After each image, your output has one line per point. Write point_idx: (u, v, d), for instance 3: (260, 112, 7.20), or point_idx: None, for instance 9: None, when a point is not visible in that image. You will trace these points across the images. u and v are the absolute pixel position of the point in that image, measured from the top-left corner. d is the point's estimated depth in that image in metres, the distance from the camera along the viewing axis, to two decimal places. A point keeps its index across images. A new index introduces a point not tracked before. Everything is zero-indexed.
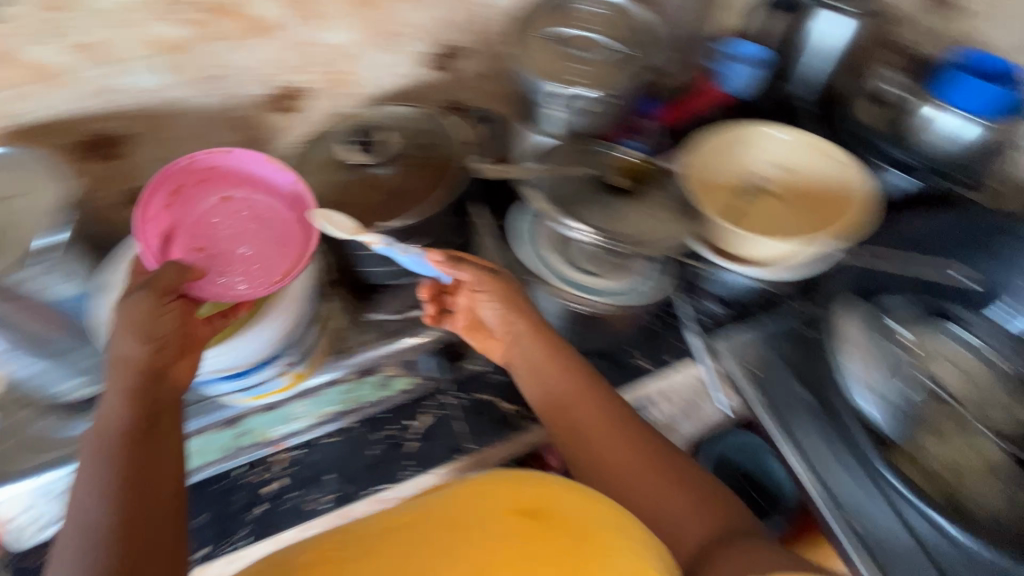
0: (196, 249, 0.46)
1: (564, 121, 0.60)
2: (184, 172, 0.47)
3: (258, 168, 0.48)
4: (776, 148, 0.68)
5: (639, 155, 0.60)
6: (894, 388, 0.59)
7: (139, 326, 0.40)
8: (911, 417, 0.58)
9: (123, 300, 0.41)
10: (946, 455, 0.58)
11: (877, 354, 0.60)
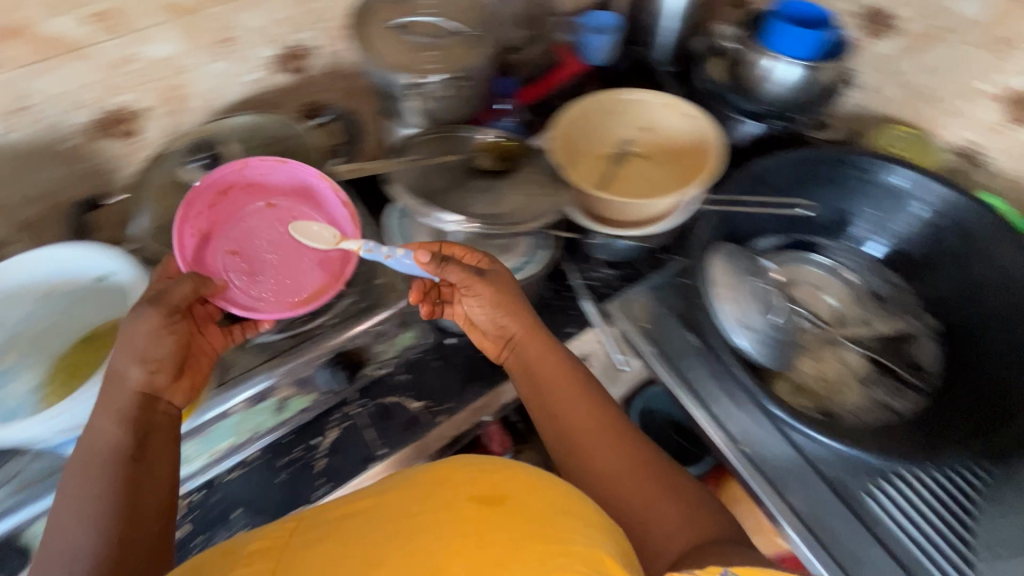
0: (226, 246, 0.52)
1: (423, 111, 0.60)
2: (238, 175, 0.53)
3: (275, 169, 0.54)
4: (646, 116, 0.70)
5: (504, 135, 0.60)
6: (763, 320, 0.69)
7: (138, 348, 0.41)
8: (794, 344, 0.70)
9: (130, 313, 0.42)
10: (821, 370, 0.70)
11: (742, 290, 0.69)
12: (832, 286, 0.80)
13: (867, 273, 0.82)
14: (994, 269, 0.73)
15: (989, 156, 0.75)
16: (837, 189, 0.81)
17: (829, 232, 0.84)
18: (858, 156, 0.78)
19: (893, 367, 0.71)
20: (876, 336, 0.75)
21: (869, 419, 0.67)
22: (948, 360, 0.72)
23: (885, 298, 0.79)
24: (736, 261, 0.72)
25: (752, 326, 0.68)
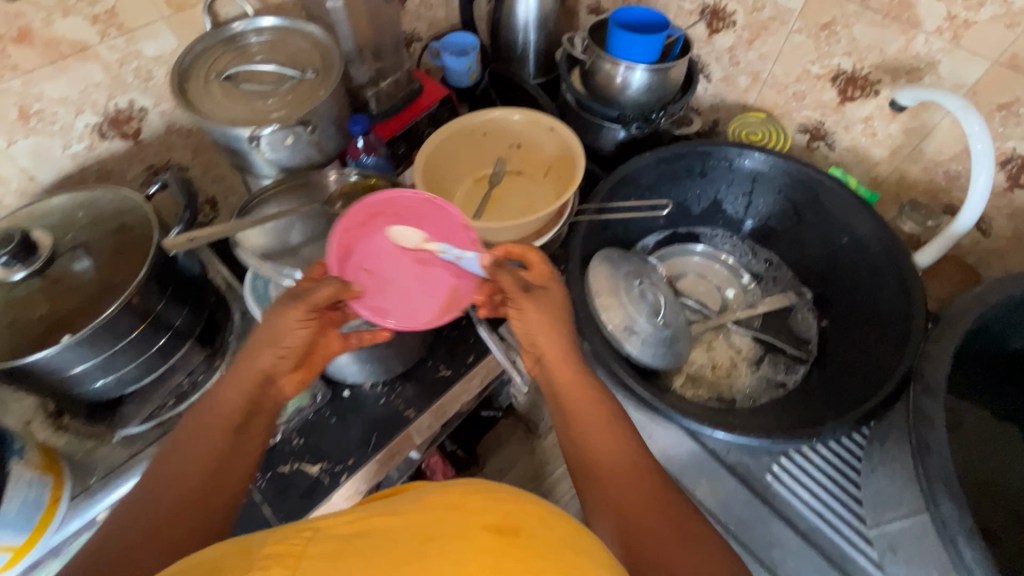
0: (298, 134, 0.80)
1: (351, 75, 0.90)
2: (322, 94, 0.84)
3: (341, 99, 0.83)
4: (522, 117, 0.91)
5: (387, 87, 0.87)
6: (632, 288, 0.82)
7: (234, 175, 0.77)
8: (688, 338, 0.85)
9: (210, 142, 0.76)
10: (712, 358, 0.86)
11: (611, 289, 0.80)
12: (715, 270, 0.98)
13: (740, 255, 0.99)
14: (867, 259, 0.83)
15: (830, 131, 0.93)
16: (709, 179, 0.95)
17: (706, 220, 1.01)
18: (719, 148, 0.90)
19: (773, 342, 0.87)
20: (758, 317, 0.91)
21: (755, 393, 0.82)
22: (823, 331, 0.88)
23: (764, 276, 0.97)
24: (617, 265, 0.84)
25: (634, 331, 0.79)
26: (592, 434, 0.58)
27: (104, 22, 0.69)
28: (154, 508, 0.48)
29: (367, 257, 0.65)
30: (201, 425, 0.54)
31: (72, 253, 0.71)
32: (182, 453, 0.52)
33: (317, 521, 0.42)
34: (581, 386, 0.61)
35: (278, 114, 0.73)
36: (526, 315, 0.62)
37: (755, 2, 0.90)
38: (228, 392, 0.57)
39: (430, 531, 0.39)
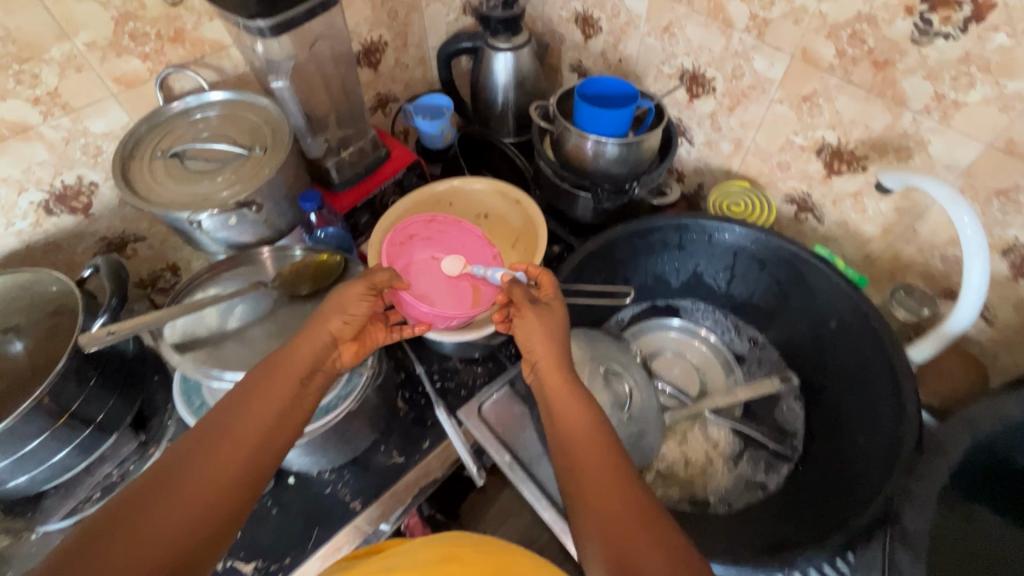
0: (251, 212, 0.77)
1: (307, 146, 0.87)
2: None
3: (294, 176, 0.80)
4: (483, 189, 0.89)
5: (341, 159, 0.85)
6: (597, 376, 0.77)
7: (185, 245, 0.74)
8: (659, 429, 0.78)
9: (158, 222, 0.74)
10: (685, 453, 0.79)
11: None
12: (694, 347, 0.92)
13: (723, 333, 0.93)
14: (858, 344, 0.75)
15: (818, 204, 0.87)
16: (687, 253, 0.89)
17: (687, 292, 0.94)
18: (697, 221, 0.84)
19: (751, 434, 0.79)
20: (739, 406, 0.84)
21: (731, 496, 0.75)
22: (810, 426, 0.80)
23: (748, 357, 0.90)
24: (586, 348, 0.80)
25: None
26: (576, 432, 0.56)
27: (47, 103, 0.68)
28: (217, 431, 0.52)
29: (414, 268, 0.77)
30: (272, 370, 0.57)
31: (4, 336, 0.69)
32: (251, 389, 0.56)
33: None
34: (570, 392, 0.60)
35: (222, 193, 0.70)
36: (529, 325, 0.64)
37: (734, 70, 0.86)
38: (300, 346, 0.59)
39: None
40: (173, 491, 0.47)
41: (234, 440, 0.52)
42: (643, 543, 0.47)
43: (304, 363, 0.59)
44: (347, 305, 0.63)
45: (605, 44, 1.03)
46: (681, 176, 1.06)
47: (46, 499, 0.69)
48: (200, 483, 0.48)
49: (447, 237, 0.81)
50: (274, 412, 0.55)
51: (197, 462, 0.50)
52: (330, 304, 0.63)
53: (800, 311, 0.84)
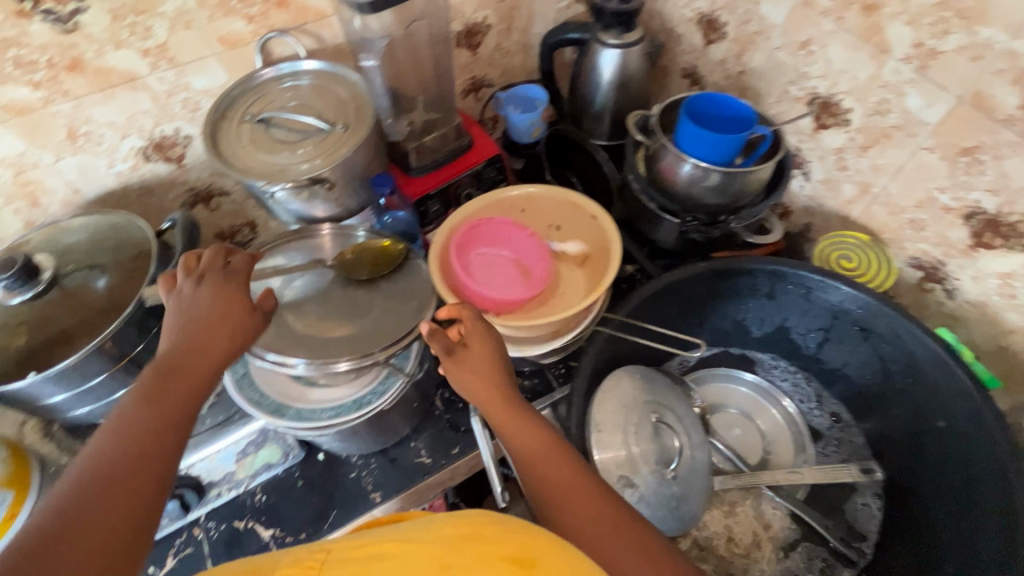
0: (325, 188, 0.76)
1: (389, 128, 0.85)
2: None
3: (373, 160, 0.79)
4: (562, 200, 0.84)
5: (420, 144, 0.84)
6: (649, 425, 0.70)
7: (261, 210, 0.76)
8: (705, 495, 0.70)
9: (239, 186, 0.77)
10: (730, 528, 0.71)
11: (620, 419, 0.69)
12: (766, 412, 0.82)
13: (801, 402, 0.82)
14: (965, 455, 0.63)
15: (952, 276, 0.74)
16: (777, 304, 0.79)
17: (768, 346, 0.84)
18: (796, 272, 0.74)
19: (813, 525, 0.70)
20: (804, 487, 0.74)
21: None
22: (888, 531, 0.69)
23: (826, 435, 0.79)
24: (639, 390, 0.72)
25: (632, 485, 0.65)
26: (543, 465, 0.50)
27: (156, 55, 0.70)
28: (98, 479, 0.40)
29: (486, 267, 0.75)
30: (160, 393, 0.47)
31: (88, 272, 0.70)
32: (130, 419, 0.45)
33: (333, 543, 0.43)
34: (520, 417, 0.53)
35: (298, 166, 0.70)
36: (463, 373, 0.55)
37: (878, 104, 0.73)
38: (187, 361, 0.51)
39: (446, 559, 0.39)
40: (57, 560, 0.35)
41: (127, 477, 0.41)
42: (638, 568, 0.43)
43: (203, 374, 0.51)
44: (233, 317, 0.55)
45: (727, 52, 0.92)
46: (786, 212, 0.94)
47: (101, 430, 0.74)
48: (93, 537, 0.37)
49: (501, 229, 0.79)
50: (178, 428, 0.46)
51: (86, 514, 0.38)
52: (204, 312, 0.54)
53: (891, 402, 0.73)
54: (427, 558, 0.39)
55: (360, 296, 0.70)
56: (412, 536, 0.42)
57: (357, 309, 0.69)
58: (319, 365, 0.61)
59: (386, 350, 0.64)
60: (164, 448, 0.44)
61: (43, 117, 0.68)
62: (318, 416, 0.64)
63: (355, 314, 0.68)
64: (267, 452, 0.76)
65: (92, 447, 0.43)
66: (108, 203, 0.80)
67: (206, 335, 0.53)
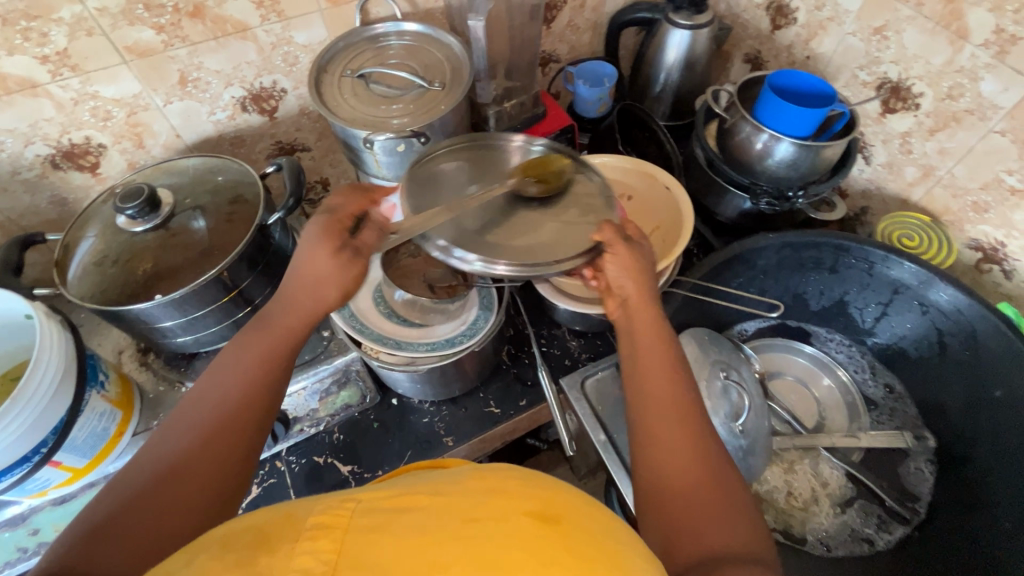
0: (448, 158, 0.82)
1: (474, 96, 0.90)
2: None
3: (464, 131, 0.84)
4: (633, 174, 0.88)
5: (500, 112, 0.88)
6: (719, 383, 0.73)
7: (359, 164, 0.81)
8: (766, 454, 0.74)
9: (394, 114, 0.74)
10: (790, 484, 0.75)
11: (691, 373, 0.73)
12: (820, 381, 0.87)
13: (856, 372, 0.86)
14: None
15: (1012, 257, 0.78)
16: (838, 278, 0.82)
17: (825, 319, 0.89)
18: (861, 247, 0.77)
19: (869, 485, 0.74)
20: (859, 450, 0.78)
21: (833, 541, 0.71)
22: (941, 493, 0.73)
23: (880, 404, 0.83)
24: (704, 350, 0.76)
25: None
26: (655, 379, 0.53)
27: (268, 8, 0.73)
28: (205, 421, 0.46)
29: None
30: (246, 348, 0.52)
31: (192, 212, 0.74)
32: (231, 364, 0.50)
33: (363, 491, 0.38)
34: (648, 325, 0.58)
35: (397, 120, 0.73)
36: (622, 262, 0.60)
37: (951, 88, 0.76)
38: (278, 316, 0.54)
39: (471, 511, 0.36)
40: (173, 485, 0.42)
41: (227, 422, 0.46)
42: (712, 512, 0.44)
43: (295, 326, 0.54)
44: (329, 271, 0.55)
45: (796, 37, 0.95)
46: (843, 194, 0.98)
47: (198, 361, 0.78)
48: (196, 475, 0.43)
49: None
50: (264, 384, 0.50)
51: (187, 453, 0.44)
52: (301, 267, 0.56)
53: (957, 378, 0.75)
54: (448, 509, 0.36)
55: (540, 217, 0.65)
56: (439, 488, 0.39)
57: (539, 228, 0.64)
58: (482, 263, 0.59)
59: (577, 257, 0.60)
60: (250, 404, 0.48)
61: (161, 60, 0.72)
62: (414, 350, 0.69)
63: (540, 230, 0.64)
64: (350, 393, 0.81)
65: (199, 392, 0.48)
66: (203, 150, 0.84)
67: (296, 294, 0.55)
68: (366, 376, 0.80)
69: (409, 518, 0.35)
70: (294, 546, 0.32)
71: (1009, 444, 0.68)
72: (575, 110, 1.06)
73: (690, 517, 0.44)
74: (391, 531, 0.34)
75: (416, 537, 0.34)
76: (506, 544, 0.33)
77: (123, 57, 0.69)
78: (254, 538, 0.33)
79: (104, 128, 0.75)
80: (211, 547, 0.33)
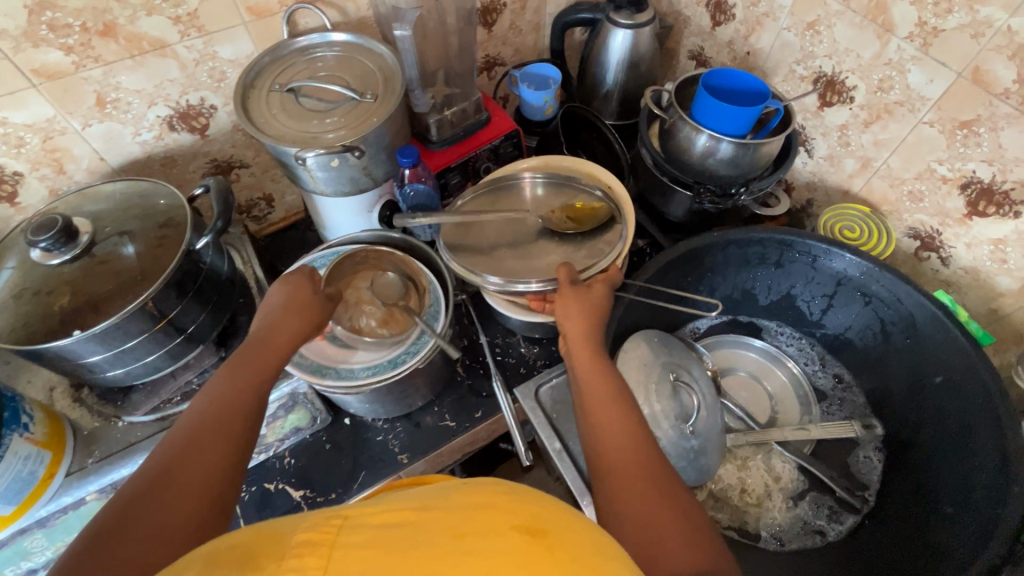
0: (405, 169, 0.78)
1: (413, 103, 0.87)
2: None
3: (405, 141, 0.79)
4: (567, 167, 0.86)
5: (442, 118, 0.86)
6: (667, 386, 0.73)
7: (295, 176, 0.77)
8: (720, 451, 0.74)
9: (367, 115, 0.73)
10: (743, 480, 0.76)
11: (639, 376, 0.73)
12: (773, 374, 0.88)
13: (806, 364, 0.87)
14: (964, 402, 0.67)
15: (948, 245, 0.79)
16: (784, 272, 0.83)
17: (774, 313, 0.90)
18: (803, 240, 0.78)
19: (820, 476, 0.75)
20: (810, 442, 0.79)
21: (786, 535, 0.72)
22: (888, 479, 0.74)
23: (830, 395, 0.84)
24: (655, 351, 0.76)
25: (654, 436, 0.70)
26: (602, 411, 0.54)
27: (186, 23, 0.71)
28: (197, 430, 0.48)
29: None
30: (236, 365, 0.55)
31: (118, 239, 0.71)
32: (221, 384, 0.52)
33: (349, 507, 0.37)
34: (597, 359, 0.60)
35: (328, 135, 0.71)
36: (569, 304, 0.64)
37: (881, 81, 0.77)
38: (267, 335, 0.59)
39: (463, 525, 0.35)
40: (165, 498, 0.43)
41: (217, 442, 0.48)
42: (674, 538, 0.43)
43: (283, 345, 0.58)
44: (304, 302, 0.63)
45: (735, 33, 0.95)
46: (789, 187, 0.99)
47: (134, 393, 0.75)
48: (193, 484, 0.44)
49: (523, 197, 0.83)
50: (253, 396, 0.53)
51: (183, 462, 0.45)
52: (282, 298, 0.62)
53: (897, 369, 0.77)
54: (438, 526, 0.35)
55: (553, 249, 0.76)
56: (427, 503, 0.38)
57: (546, 256, 0.75)
58: (512, 284, 0.70)
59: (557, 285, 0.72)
60: (245, 412, 0.51)
61: (73, 82, 0.68)
62: (356, 374, 0.69)
63: (541, 256, 0.75)
64: (299, 417, 0.78)
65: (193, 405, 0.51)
66: (131, 172, 0.81)
67: (277, 318, 0.60)
68: (315, 397, 0.78)
69: (393, 534, 0.35)
70: (278, 566, 0.32)
71: (949, 427, 0.69)
72: (523, 114, 1.05)
73: (657, 535, 0.44)
74: (383, 548, 0.33)
75: (407, 553, 0.33)
76: (495, 560, 0.32)
77: (31, 80, 0.66)
78: (241, 556, 0.33)
79: (17, 155, 0.71)
80: (196, 564, 0.33)
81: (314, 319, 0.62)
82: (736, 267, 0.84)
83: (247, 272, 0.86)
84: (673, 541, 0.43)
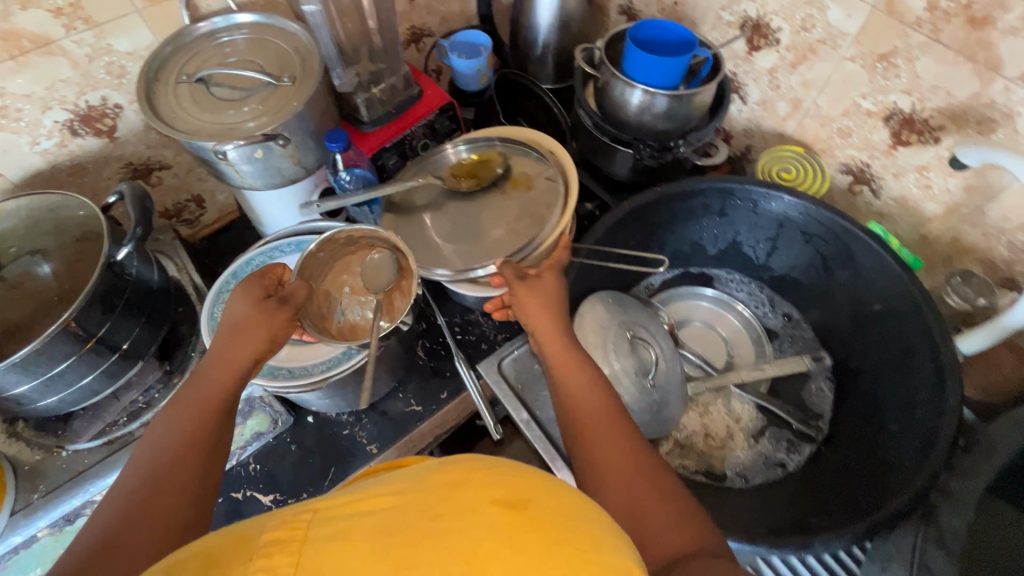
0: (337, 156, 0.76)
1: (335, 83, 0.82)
2: None
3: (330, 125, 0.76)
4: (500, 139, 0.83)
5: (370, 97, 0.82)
6: (625, 344, 0.74)
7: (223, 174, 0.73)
8: (682, 400, 0.76)
9: (287, 101, 0.69)
10: (706, 425, 0.79)
11: (597, 339, 0.74)
12: (726, 320, 0.91)
13: (756, 307, 0.90)
14: (902, 328, 0.71)
15: (878, 177, 0.82)
16: (729, 220, 0.84)
17: (723, 261, 0.92)
18: (743, 187, 0.79)
19: (775, 411, 0.78)
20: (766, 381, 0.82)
21: (750, 471, 0.75)
22: (838, 407, 0.78)
23: (781, 333, 0.88)
24: (613, 312, 0.77)
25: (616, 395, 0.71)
26: (580, 400, 0.54)
27: (69, 15, 0.64)
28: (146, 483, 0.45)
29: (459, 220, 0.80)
30: (179, 409, 0.51)
31: (31, 258, 0.67)
32: (165, 433, 0.49)
33: (317, 500, 0.36)
34: (573, 356, 0.59)
35: (246, 124, 0.67)
36: (525, 297, 0.62)
37: (804, 20, 0.77)
38: (209, 369, 0.55)
39: (437, 506, 0.34)
40: None
41: (158, 504, 0.44)
42: (657, 519, 0.44)
43: (227, 377, 0.55)
44: (249, 322, 0.57)
45: None
46: (728, 136, 1.00)
47: (75, 420, 0.71)
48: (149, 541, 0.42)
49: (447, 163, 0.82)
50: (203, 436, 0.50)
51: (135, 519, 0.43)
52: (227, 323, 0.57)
53: (844, 305, 0.80)
54: (415, 509, 0.34)
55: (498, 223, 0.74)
56: (402, 485, 0.37)
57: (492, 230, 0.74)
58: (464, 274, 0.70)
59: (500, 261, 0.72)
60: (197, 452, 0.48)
61: None
62: (312, 371, 0.67)
63: (485, 237, 0.74)
64: (258, 421, 0.76)
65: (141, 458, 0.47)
66: (36, 186, 0.75)
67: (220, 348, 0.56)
68: (273, 399, 0.75)
69: (370, 522, 0.34)
70: (248, 568, 0.31)
71: (892, 351, 0.73)
72: (456, 85, 1.01)
73: (644, 521, 0.45)
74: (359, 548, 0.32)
75: (385, 547, 0.32)
76: (472, 538, 0.31)
77: None
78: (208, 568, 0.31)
79: None
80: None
81: (262, 337, 0.57)
82: (682, 220, 0.84)
83: (184, 279, 0.82)
84: (659, 526, 0.44)
